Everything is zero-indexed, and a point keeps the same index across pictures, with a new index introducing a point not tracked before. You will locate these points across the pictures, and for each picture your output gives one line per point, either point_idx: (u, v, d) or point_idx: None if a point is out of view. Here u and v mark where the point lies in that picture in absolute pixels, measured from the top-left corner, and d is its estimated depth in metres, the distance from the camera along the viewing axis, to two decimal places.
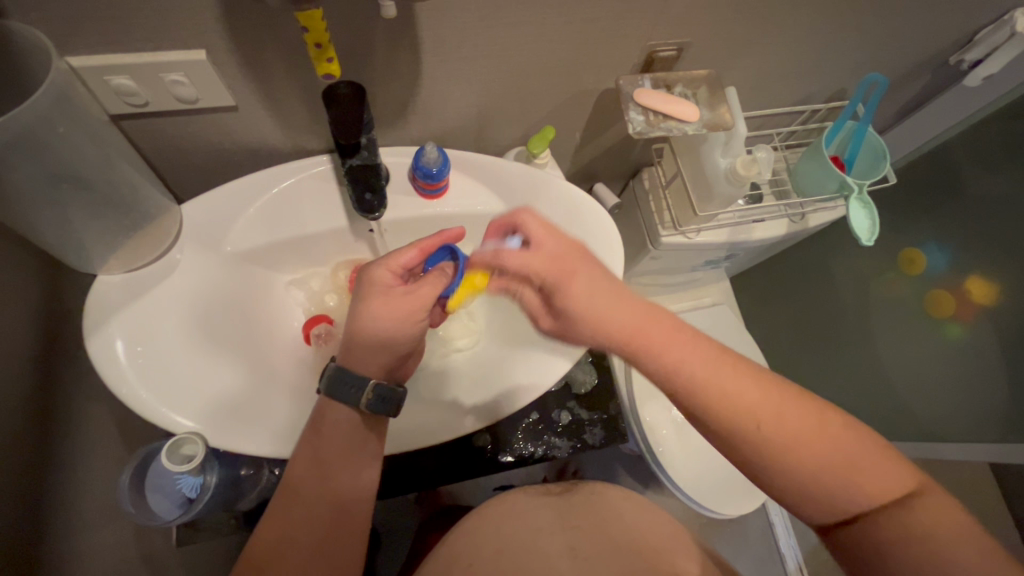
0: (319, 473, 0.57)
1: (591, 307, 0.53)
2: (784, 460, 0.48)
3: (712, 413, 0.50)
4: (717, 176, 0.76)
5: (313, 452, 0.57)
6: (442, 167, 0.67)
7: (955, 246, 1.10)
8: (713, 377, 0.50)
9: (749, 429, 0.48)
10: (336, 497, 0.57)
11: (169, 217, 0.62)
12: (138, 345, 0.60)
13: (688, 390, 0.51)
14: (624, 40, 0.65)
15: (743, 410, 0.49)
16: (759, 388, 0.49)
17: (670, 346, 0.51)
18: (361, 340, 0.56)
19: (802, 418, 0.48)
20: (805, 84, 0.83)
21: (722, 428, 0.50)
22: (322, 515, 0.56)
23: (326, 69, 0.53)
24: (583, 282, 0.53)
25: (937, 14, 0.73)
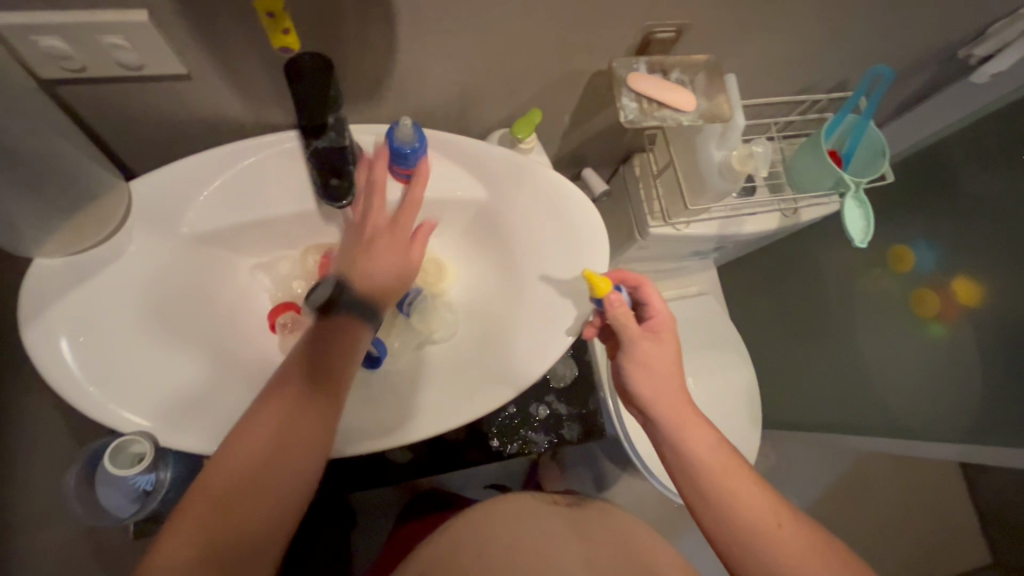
0: (309, 380, 0.53)
1: (643, 370, 0.65)
2: (769, 563, 0.57)
3: (708, 502, 0.61)
4: (710, 169, 0.71)
5: (321, 357, 0.54)
6: (417, 146, 0.61)
7: (944, 244, 1.09)
8: (723, 476, 0.61)
9: (744, 529, 0.59)
10: (314, 413, 0.52)
11: (116, 194, 0.57)
12: (81, 335, 0.55)
13: (693, 478, 0.63)
14: (619, 18, 0.59)
15: (747, 511, 0.59)
16: (770, 506, 0.60)
17: (695, 431, 0.64)
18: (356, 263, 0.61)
19: (798, 541, 0.58)
20: (807, 74, 0.79)
21: (716, 522, 0.60)
22: (291, 423, 0.51)
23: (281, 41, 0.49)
24: (652, 351, 0.66)
25: (950, 4, 0.69)
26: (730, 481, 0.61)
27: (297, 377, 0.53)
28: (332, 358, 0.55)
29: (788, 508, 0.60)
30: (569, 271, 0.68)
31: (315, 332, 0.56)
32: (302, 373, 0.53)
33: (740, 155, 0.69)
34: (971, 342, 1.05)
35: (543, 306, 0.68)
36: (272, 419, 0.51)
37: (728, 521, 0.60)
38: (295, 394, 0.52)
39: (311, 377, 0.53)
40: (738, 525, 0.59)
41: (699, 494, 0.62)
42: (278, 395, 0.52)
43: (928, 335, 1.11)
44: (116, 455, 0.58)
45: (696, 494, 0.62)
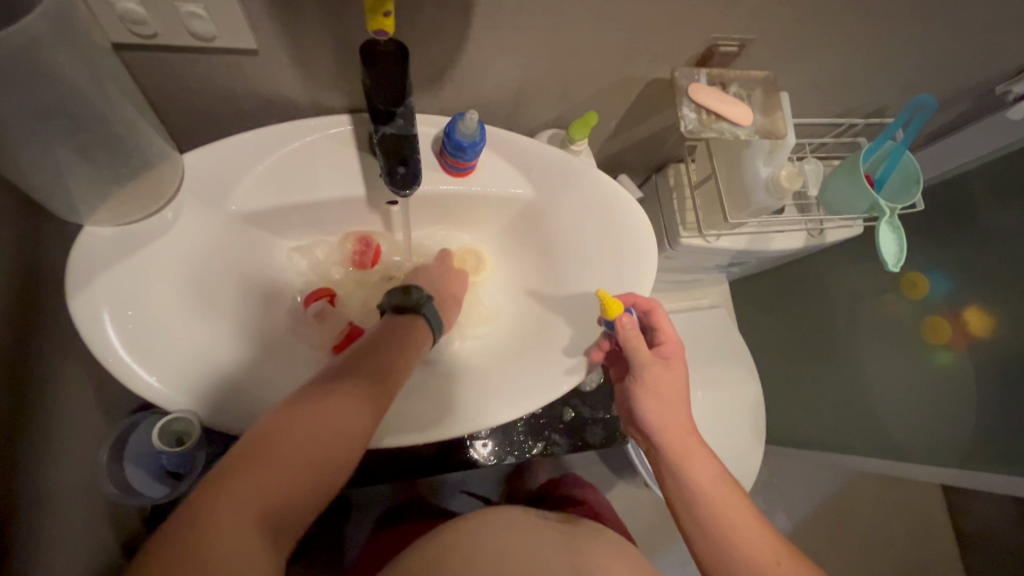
0: (386, 361, 0.53)
1: (651, 399, 0.67)
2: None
3: (706, 534, 0.64)
4: (755, 185, 0.72)
5: (395, 343, 0.55)
6: (476, 142, 0.62)
7: (958, 274, 1.11)
8: (722, 509, 0.64)
9: (739, 563, 0.62)
10: (382, 394, 0.51)
11: (171, 166, 0.56)
12: (127, 310, 0.54)
13: (692, 508, 0.65)
14: (688, 28, 0.60)
15: (744, 545, 0.62)
16: (766, 541, 0.63)
17: (699, 464, 0.66)
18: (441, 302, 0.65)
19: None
20: (851, 98, 0.80)
21: (712, 554, 0.63)
22: (363, 399, 0.49)
23: (378, 24, 0.43)
24: (661, 379, 0.66)
25: (999, 41, 0.70)
26: (728, 516, 0.64)
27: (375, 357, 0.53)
28: (406, 346, 0.55)
29: (781, 543, 0.63)
30: (613, 279, 0.68)
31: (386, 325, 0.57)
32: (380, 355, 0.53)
33: (789, 172, 0.70)
34: (977, 371, 1.07)
35: (582, 312, 0.68)
36: (345, 390, 0.49)
37: (723, 556, 0.62)
38: (370, 372, 0.51)
39: (387, 359, 0.53)
40: (734, 559, 0.62)
41: (698, 526, 0.65)
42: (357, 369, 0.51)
43: (936, 363, 1.13)
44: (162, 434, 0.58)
45: (696, 526, 0.65)
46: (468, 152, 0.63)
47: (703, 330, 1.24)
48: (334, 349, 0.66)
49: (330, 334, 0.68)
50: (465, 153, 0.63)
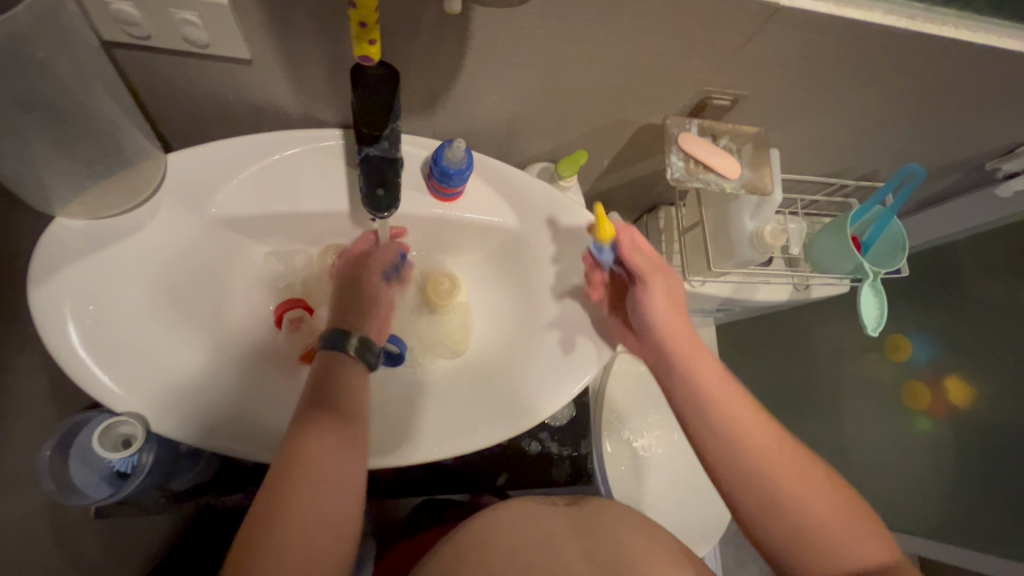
0: (340, 405, 0.54)
1: (652, 303, 0.63)
2: (769, 492, 0.55)
3: (716, 438, 0.58)
4: (740, 237, 0.72)
5: (338, 388, 0.55)
6: (463, 170, 0.62)
7: (941, 339, 1.11)
8: (728, 405, 0.59)
9: (744, 451, 0.57)
10: (353, 433, 0.53)
11: (152, 164, 0.56)
12: (89, 304, 0.53)
13: (696, 411, 0.59)
14: (681, 80, 0.61)
15: (753, 446, 0.57)
16: (777, 441, 0.57)
17: (700, 361, 0.61)
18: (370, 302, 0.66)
19: (807, 479, 0.55)
20: (842, 160, 0.81)
21: (721, 450, 0.57)
22: (339, 443, 0.51)
23: (364, 51, 0.42)
24: (659, 285, 0.63)
25: (989, 120, 0.71)
26: (737, 414, 0.58)
27: (326, 404, 0.53)
28: (348, 387, 0.56)
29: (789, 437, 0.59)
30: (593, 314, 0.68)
31: (320, 373, 0.56)
32: (330, 400, 0.54)
33: (773, 229, 0.69)
34: (956, 443, 1.07)
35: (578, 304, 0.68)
36: (321, 443, 0.50)
37: (737, 464, 0.56)
38: (332, 421, 0.52)
39: (339, 404, 0.54)
40: (741, 457, 0.56)
41: (703, 425, 0.59)
42: (314, 422, 0.52)
43: (916, 427, 1.13)
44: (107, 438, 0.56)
45: (700, 421, 0.59)
46: (452, 178, 0.63)
47: None
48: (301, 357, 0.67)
49: (298, 346, 0.67)
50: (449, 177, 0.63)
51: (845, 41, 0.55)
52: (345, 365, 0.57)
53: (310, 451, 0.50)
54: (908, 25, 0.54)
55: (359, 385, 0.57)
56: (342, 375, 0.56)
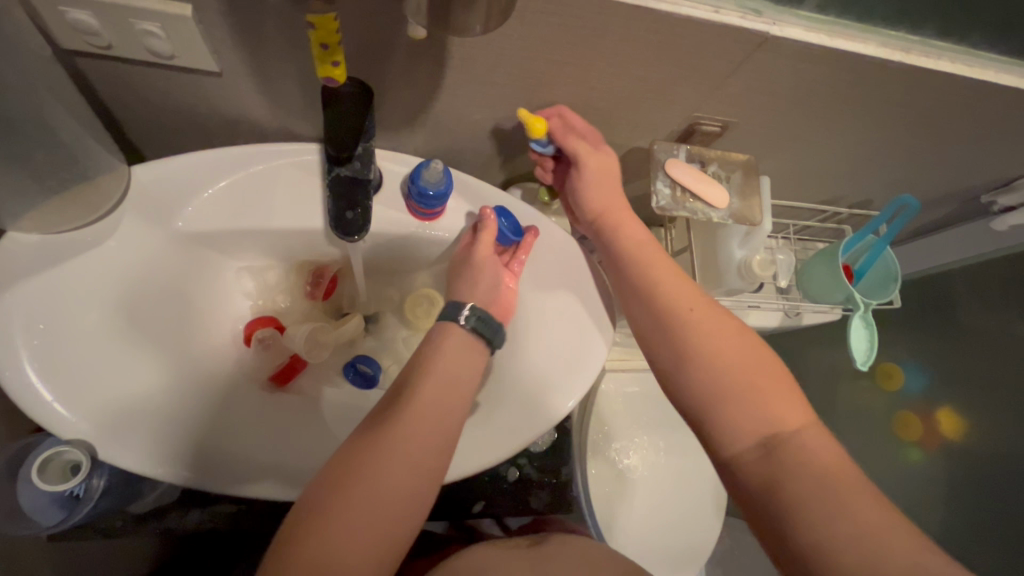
0: (445, 392, 0.52)
1: (592, 192, 0.62)
2: (761, 419, 0.50)
3: (670, 344, 0.57)
4: (728, 266, 0.71)
5: (446, 376, 0.53)
6: (442, 190, 0.60)
7: (933, 371, 1.09)
8: (679, 304, 0.57)
9: (696, 351, 0.55)
10: (447, 428, 0.51)
11: (113, 178, 0.53)
12: (40, 323, 0.51)
13: (649, 314, 0.59)
14: (669, 105, 0.59)
15: (708, 344, 0.55)
16: (737, 345, 0.54)
17: (654, 262, 0.60)
18: (468, 281, 0.61)
19: (766, 384, 0.52)
20: (836, 188, 0.79)
21: (704, 377, 0.54)
22: (435, 433, 0.50)
23: (328, 73, 0.41)
24: (597, 178, 0.61)
25: (985, 153, 0.70)
26: (719, 341, 0.55)
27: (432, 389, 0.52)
28: (456, 378, 0.53)
29: (755, 343, 0.55)
30: (572, 342, 0.64)
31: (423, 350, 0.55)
32: (436, 386, 0.52)
33: (762, 259, 0.68)
34: (949, 474, 1.05)
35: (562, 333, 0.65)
36: (417, 430, 0.49)
37: (693, 363, 0.55)
38: (433, 410, 0.51)
39: (444, 394, 0.52)
40: (698, 355, 0.54)
41: (683, 354, 0.55)
42: (416, 399, 0.51)
43: (907, 458, 1.10)
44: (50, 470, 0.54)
45: (680, 351, 0.56)
46: (433, 197, 0.60)
47: None
48: (272, 380, 0.65)
49: (267, 366, 0.66)
50: (431, 198, 0.60)
51: (838, 72, 0.53)
52: (457, 351, 0.55)
53: (406, 429, 0.48)
54: (903, 57, 0.52)
55: (468, 382, 0.54)
56: (454, 359, 0.54)
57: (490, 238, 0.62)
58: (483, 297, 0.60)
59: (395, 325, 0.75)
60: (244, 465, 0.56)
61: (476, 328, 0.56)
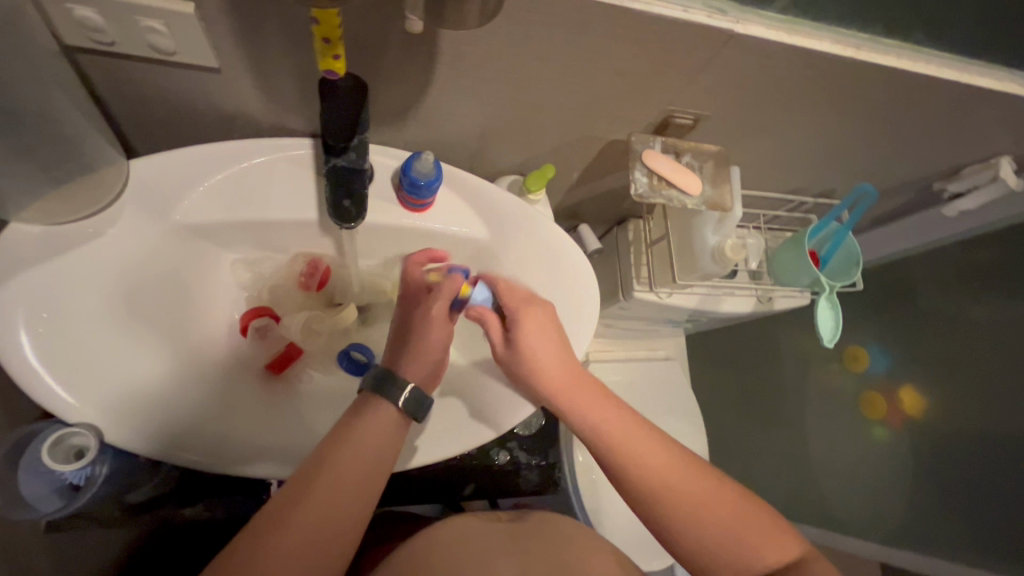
0: (368, 450, 0.55)
1: (529, 338, 0.62)
2: (693, 524, 0.56)
3: (607, 454, 0.60)
4: (703, 251, 0.74)
5: (373, 434, 0.55)
6: (431, 181, 0.63)
7: (899, 353, 1.16)
8: (596, 408, 0.62)
9: (630, 462, 0.59)
10: (374, 475, 0.54)
11: (115, 171, 0.55)
12: (42, 313, 0.52)
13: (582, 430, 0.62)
14: (644, 98, 0.63)
15: (635, 453, 0.59)
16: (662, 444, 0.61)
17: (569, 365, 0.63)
18: (419, 347, 0.61)
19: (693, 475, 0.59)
20: (802, 178, 0.85)
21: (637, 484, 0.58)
22: (353, 487, 0.53)
23: (328, 64, 0.45)
24: (528, 333, 0.62)
25: (935, 144, 0.75)
26: (638, 452, 0.59)
27: (355, 446, 0.54)
28: (382, 438, 0.56)
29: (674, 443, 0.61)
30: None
31: (351, 415, 0.57)
32: (360, 444, 0.54)
33: (733, 244, 0.72)
34: (910, 450, 1.14)
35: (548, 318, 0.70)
36: (335, 485, 0.52)
37: (637, 471, 0.59)
38: (353, 468, 0.53)
39: (367, 451, 0.55)
40: (637, 464, 0.59)
41: (616, 459, 0.60)
42: (336, 457, 0.53)
43: (874, 435, 1.19)
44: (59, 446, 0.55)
45: (613, 457, 0.60)
46: (423, 189, 0.63)
47: (655, 384, 1.26)
48: (269, 368, 0.67)
49: (262, 354, 0.68)
50: (421, 189, 0.63)
51: (799, 67, 0.58)
52: (387, 414, 0.57)
53: (324, 484, 0.52)
54: (854, 53, 0.57)
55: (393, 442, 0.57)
56: (382, 421, 0.57)
57: (444, 305, 0.62)
58: (425, 372, 0.61)
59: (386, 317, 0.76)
60: (246, 447, 0.58)
61: (409, 409, 0.58)
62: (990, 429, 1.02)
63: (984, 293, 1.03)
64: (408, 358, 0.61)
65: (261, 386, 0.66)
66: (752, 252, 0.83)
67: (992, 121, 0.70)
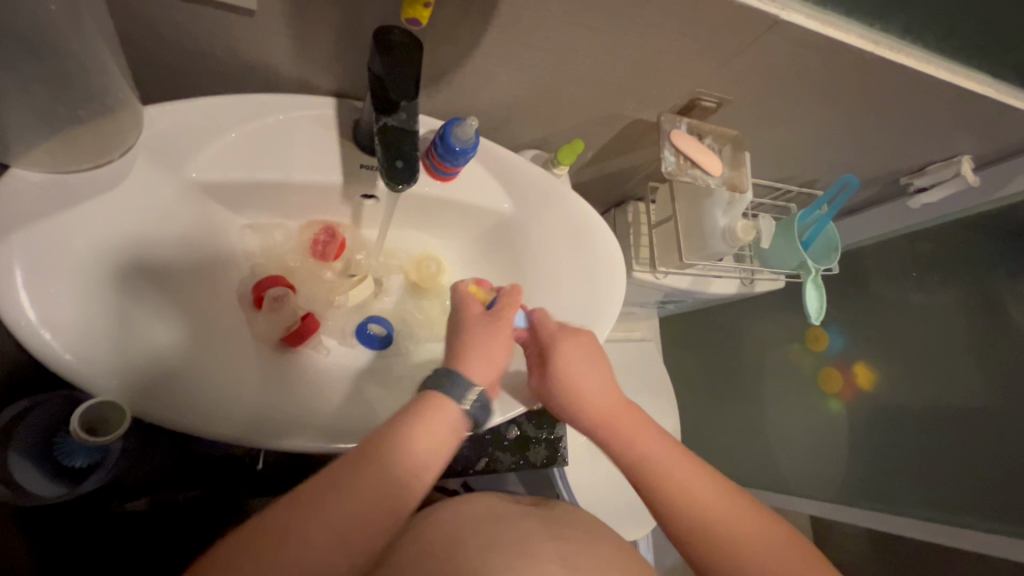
0: (411, 464, 0.48)
1: (574, 371, 0.61)
2: (708, 524, 0.56)
3: (665, 497, 0.57)
4: (713, 231, 0.78)
5: (421, 447, 0.49)
6: (468, 149, 0.61)
7: (852, 333, 1.27)
8: (658, 456, 0.59)
9: (688, 502, 0.57)
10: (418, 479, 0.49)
11: (130, 115, 0.50)
12: (49, 270, 0.46)
13: (641, 474, 0.59)
14: (678, 79, 0.65)
15: (692, 495, 0.57)
16: (716, 489, 0.58)
17: (636, 422, 0.61)
18: (487, 353, 0.57)
19: (743, 517, 0.56)
20: (792, 168, 0.90)
21: (656, 489, 0.58)
22: (387, 502, 0.46)
23: (414, 13, 0.48)
24: (572, 364, 0.61)
25: (913, 141, 0.83)
26: (693, 496, 0.57)
27: (401, 457, 0.48)
28: (428, 453, 0.50)
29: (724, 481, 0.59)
30: (578, 310, 0.69)
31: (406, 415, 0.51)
32: (406, 455, 0.48)
33: (745, 225, 0.76)
34: (864, 421, 1.23)
35: (575, 295, 0.70)
36: (371, 495, 0.46)
37: (687, 510, 0.56)
38: (391, 481, 0.47)
39: (409, 463, 0.48)
40: (690, 506, 0.56)
41: (663, 496, 0.57)
42: (377, 465, 0.47)
43: (828, 407, 1.29)
44: (79, 416, 0.52)
45: (658, 488, 0.58)
46: (458, 158, 0.61)
47: (635, 362, 1.32)
48: (284, 341, 0.63)
49: (276, 327, 0.63)
50: (457, 156, 0.61)
51: (824, 57, 0.62)
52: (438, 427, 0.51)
53: (360, 492, 0.45)
54: (873, 48, 0.61)
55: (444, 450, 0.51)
56: (434, 431, 0.51)
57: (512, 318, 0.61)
58: (489, 377, 0.57)
59: (400, 292, 0.73)
60: (276, 420, 0.55)
61: (475, 412, 0.54)
62: (947, 405, 1.10)
63: (927, 281, 1.15)
64: (476, 361, 0.56)
65: (277, 359, 0.62)
66: (763, 232, 0.91)
67: (964, 124, 0.78)
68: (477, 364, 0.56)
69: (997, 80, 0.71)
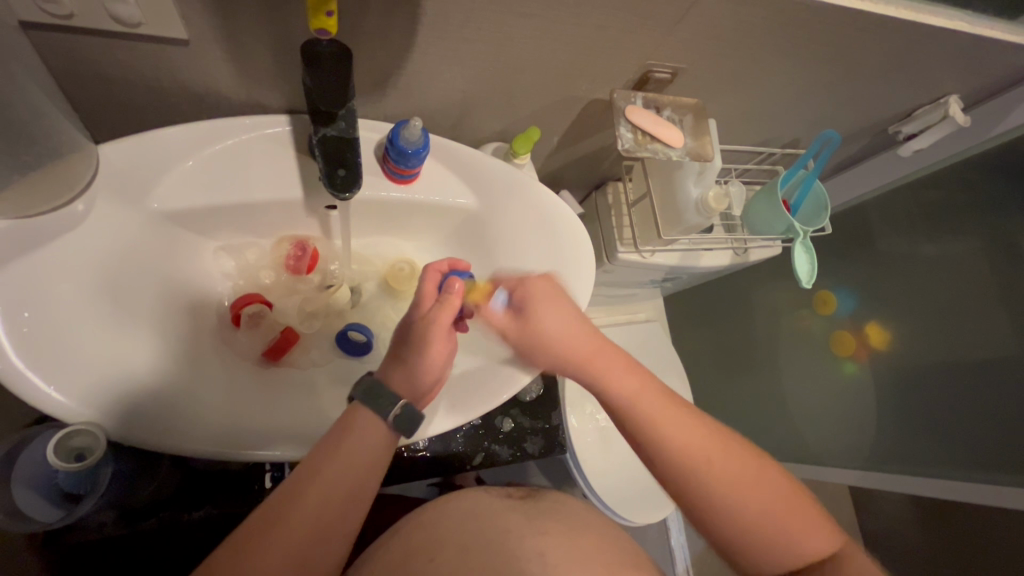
0: (351, 481, 0.50)
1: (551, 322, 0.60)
2: (690, 469, 0.54)
3: (646, 441, 0.56)
4: (687, 204, 0.76)
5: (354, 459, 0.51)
6: (420, 150, 0.61)
7: (863, 294, 1.23)
8: (640, 404, 0.57)
9: (670, 442, 0.55)
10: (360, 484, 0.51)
11: (83, 158, 0.52)
12: (23, 311, 0.49)
13: (626, 416, 0.57)
14: (625, 52, 0.63)
15: (676, 441, 0.55)
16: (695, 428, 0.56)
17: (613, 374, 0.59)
18: (416, 366, 0.55)
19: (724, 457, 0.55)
20: (770, 129, 0.88)
21: (639, 435, 0.57)
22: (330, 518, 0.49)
23: (320, 23, 0.46)
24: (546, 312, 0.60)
25: (892, 87, 0.80)
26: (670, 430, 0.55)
27: (334, 475, 0.49)
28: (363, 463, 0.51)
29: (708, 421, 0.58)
30: None
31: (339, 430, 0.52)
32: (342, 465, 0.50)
33: (716, 193, 0.74)
34: (884, 379, 1.19)
35: None
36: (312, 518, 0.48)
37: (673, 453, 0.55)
38: (333, 498, 0.49)
39: (348, 479, 0.50)
40: (672, 447, 0.55)
41: (646, 441, 0.56)
42: (315, 487, 0.49)
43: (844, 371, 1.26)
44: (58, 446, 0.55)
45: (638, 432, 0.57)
46: (413, 161, 0.62)
47: (640, 344, 1.30)
48: (265, 355, 0.65)
49: (256, 343, 0.66)
50: (411, 158, 0.62)
51: (772, 13, 0.60)
52: (370, 439, 0.52)
53: (299, 517, 0.47)
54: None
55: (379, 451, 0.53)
56: (364, 440, 0.52)
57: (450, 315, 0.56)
58: (421, 389, 0.56)
59: (378, 299, 0.74)
60: (255, 433, 0.57)
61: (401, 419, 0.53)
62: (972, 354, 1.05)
63: (934, 231, 1.11)
64: (401, 375, 0.55)
65: (258, 373, 0.64)
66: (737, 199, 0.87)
67: (942, 63, 0.74)
68: (401, 379, 0.55)
69: (966, 12, 0.68)
